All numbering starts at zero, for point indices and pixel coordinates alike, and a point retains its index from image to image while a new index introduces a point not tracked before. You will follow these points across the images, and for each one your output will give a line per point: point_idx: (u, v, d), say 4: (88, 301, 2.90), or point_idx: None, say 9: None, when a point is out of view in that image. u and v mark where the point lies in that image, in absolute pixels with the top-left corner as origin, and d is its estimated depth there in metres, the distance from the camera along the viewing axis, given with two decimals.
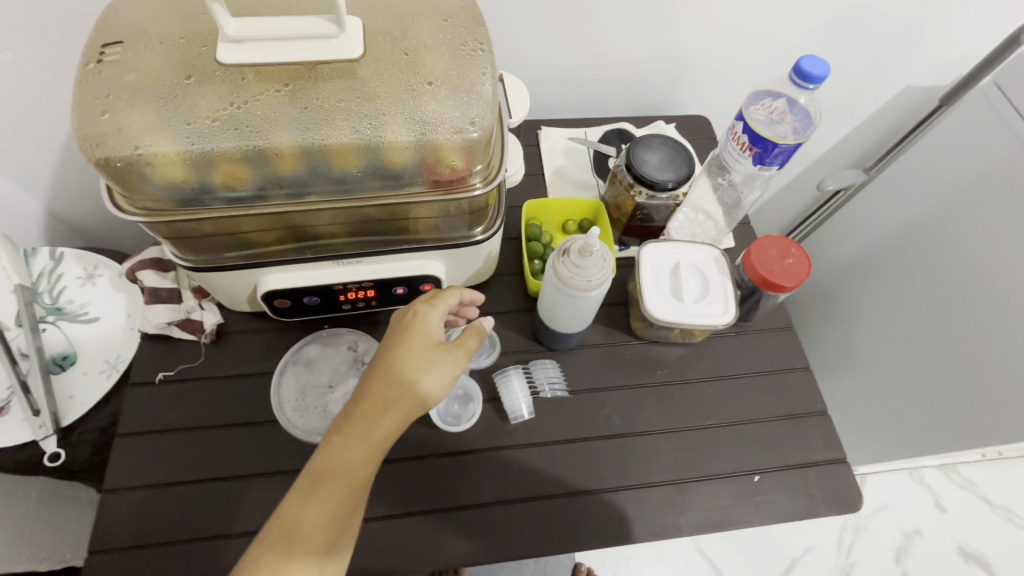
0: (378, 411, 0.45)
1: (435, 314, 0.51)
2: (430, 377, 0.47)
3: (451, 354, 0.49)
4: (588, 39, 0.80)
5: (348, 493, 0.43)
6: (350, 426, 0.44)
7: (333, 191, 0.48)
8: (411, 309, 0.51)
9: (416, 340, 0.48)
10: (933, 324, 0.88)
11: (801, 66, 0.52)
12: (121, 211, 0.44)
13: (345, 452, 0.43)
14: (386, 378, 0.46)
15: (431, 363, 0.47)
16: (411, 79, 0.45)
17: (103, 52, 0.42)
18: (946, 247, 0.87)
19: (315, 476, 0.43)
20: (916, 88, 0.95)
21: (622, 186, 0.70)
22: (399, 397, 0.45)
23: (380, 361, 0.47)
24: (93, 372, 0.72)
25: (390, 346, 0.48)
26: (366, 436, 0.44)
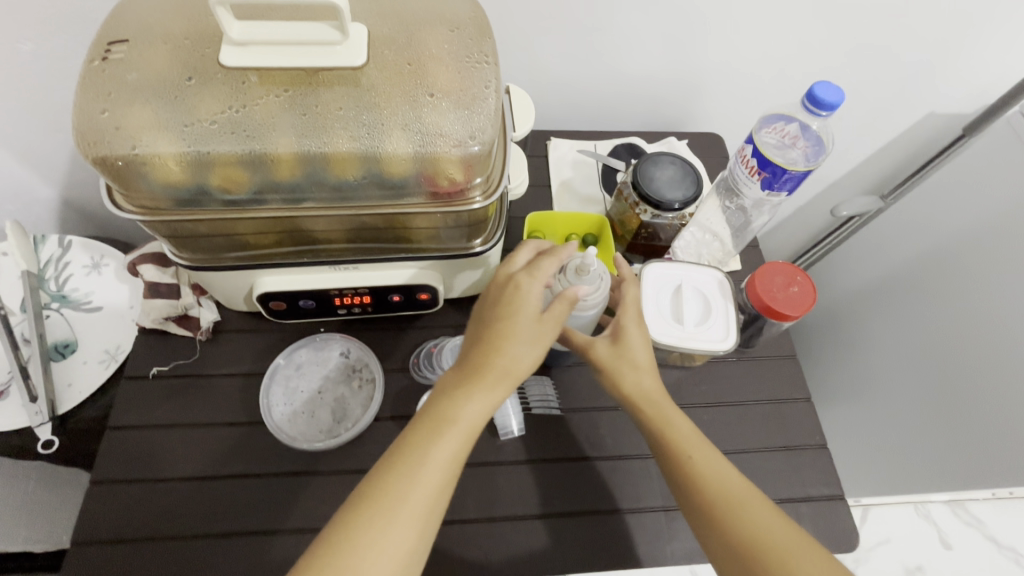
0: (495, 373, 0.46)
1: (537, 285, 0.50)
2: (535, 346, 0.48)
3: (553, 325, 0.49)
4: (603, 52, 0.80)
5: (461, 445, 0.44)
6: (468, 386, 0.46)
7: (332, 198, 0.48)
8: (513, 279, 0.51)
9: (524, 309, 0.48)
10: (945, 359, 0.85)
11: (814, 91, 0.50)
12: (118, 208, 0.45)
13: (462, 407, 0.45)
14: (498, 343, 0.47)
15: (539, 335, 0.48)
16: (413, 89, 0.44)
17: (108, 50, 0.42)
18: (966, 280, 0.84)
19: (433, 425, 0.44)
20: (939, 113, 0.92)
21: (627, 203, 0.69)
22: (510, 362, 0.47)
23: (491, 328, 0.48)
24: (93, 361, 0.72)
25: (498, 314, 0.49)
26: (482, 393, 0.46)
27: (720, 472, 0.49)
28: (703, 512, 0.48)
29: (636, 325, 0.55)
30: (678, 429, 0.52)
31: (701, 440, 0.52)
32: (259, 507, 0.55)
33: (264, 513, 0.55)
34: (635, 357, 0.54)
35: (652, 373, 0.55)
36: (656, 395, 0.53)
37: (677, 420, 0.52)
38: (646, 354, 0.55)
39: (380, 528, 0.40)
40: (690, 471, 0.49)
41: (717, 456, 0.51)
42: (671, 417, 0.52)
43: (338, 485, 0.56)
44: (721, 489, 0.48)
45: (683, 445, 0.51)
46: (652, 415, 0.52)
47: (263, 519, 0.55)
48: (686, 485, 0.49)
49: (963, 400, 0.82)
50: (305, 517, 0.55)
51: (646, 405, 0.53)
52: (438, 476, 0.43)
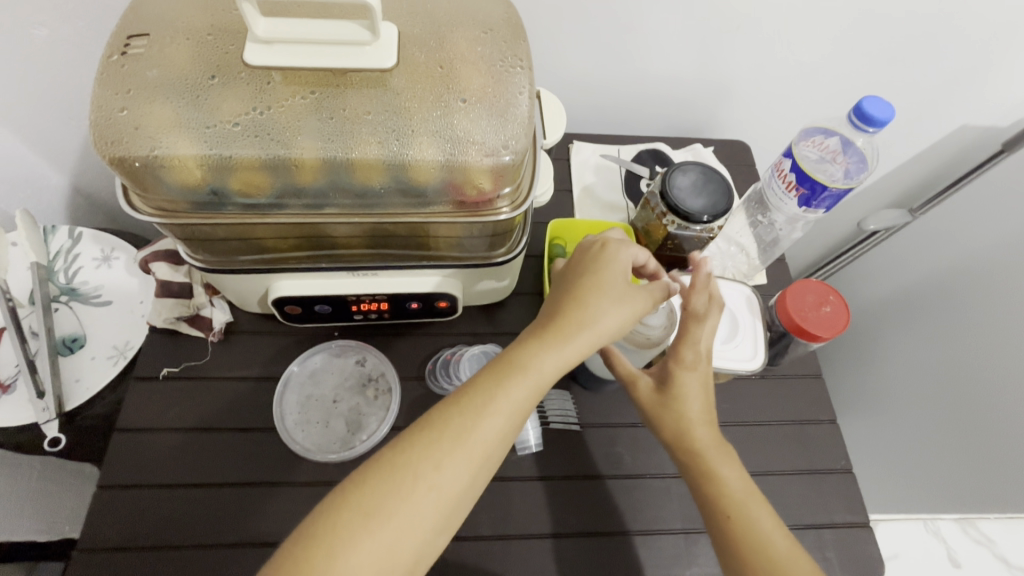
0: (576, 326, 0.45)
1: (629, 253, 0.50)
2: (623, 310, 0.46)
3: (642, 293, 0.48)
4: (630, 53, 0.77)
5: (530, 396, 0.43)
6: (547, 336, 0.44)
7: (355, 205, 0.46)
8: (601, 243, 0.50)
9: (613, 271, 0.48)
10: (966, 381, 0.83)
11: (862, 106, 0.48)
12: (134, 210, 0.43)
13: (539, 355, 0.43)
14: (583, 298, 0.46)
15: (626, 297, 0.47)
16: (444, 94, 0.42)
17: (127, 44, 0.41)
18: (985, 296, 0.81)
19: (504, 369, 0.43)
20: (972, 126, 0.90)
21: (654, 214, 0.67)
22: (592, 319, 0.45)
23: (576, 284, 0.47)
24: (101, 357, 0.71)
25: (584, 273, 0.48)
26: (558, 348, 0.44)
27: (770, 535, 0.47)
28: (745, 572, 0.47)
29: (690, 375, 0.52)
30: (729, 486, 0.49)
31: (754, 497, 0.49)
32: (269, 517, 0.54)
33: (273, 524, 0.53)
34: (688, 406, 0.52)
35: (708, 424, 0.52)
36: (711, 447, 0.51)
37: (730, 475, 0.50)
38: (700, 404, 0.52)
39: (436, 460, 0.39)
40: (736, 532, 0.48)
41: (770, 517, 0.49)
42: (721, 470, 0.50)
43: None
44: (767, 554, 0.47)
45: (732, 503, 0.49)
46: (698, 466, 0.50)
47: (273, 529, 0.53)
48: (731, 545, 0.48)
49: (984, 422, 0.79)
50: None
51: (693, 452, 0.51)
52: (501, 423, 0.41)
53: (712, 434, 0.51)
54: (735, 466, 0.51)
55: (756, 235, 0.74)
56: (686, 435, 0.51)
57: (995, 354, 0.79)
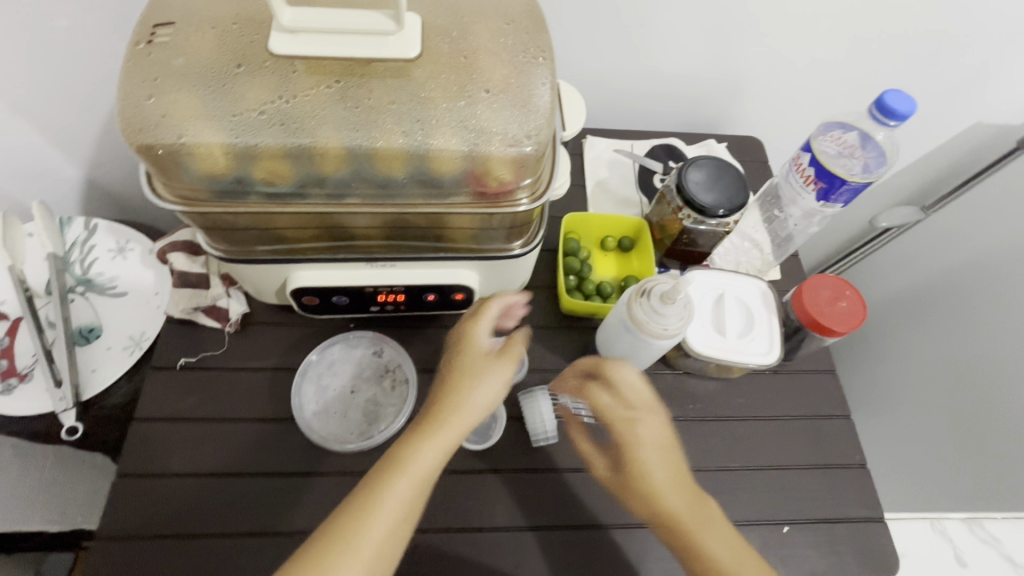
0: (449, 412, 0.51)
1: (483, 328, 0.57)
2: (489, 382, 0.53)
3: (501, 362, 0.54)
4: (644, 49, 0.77)
5: (416, 488, 0.46)
6: (423, 428, 0.50)
7: (375, 195, 0.46)
8: (460, 333, 0.57)
9: (469, 353, 0.55)
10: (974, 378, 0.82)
11: (884, 101, 0.48)
12: (157, 197, 0.43)
13: (422, 444, 0.48)
14: (453, 383, 0.52)
15: (488, 373, 0.53)
16: (466, 84, 0.42)
17: (154, 33, 0.41)
18: (995, 293, 0.81)
19: (388, 468, 0.47)
20: (986, 124, 0.89)
21: (669, 208, 0.67)
22: (462, 403, 0.51)
23: (450, 376, 0.54)
24: (117, 347, 0.71)
25: (451, 368, 0.55)
26: (435, 437, 0.49)
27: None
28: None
29: (654, 455, 0.54)
30: (715, 552, 0.49)
31: (742, 558, 0.49)
32: (285, 507, 0.54)
33: (291, 514, 0.54)
34: (655, 489, 0.52)
35: (681, 495, 0.52)
36: (691, 517, 0.51)
37: (715, 540, 0.50)
38: (666, 483, 0.52)
39: (331, 564, 0.42)
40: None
41: (759, 573, 0.49)
42: (710, 537, 0.50)
43: None
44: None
45: (718, 569, 0.49)
46: (687, 540, 0.50)
47: (290, 519, 0.54)
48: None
49: (989, 419, 0.79)
50: None
51: (676, 531, 0.50)
52: (389, 513, 0.44)
53: (692, 505, 0.52)
54: (721, 530, 0.51)
55: (770, 231, 0.74)
56: (669, 516, 0.51)
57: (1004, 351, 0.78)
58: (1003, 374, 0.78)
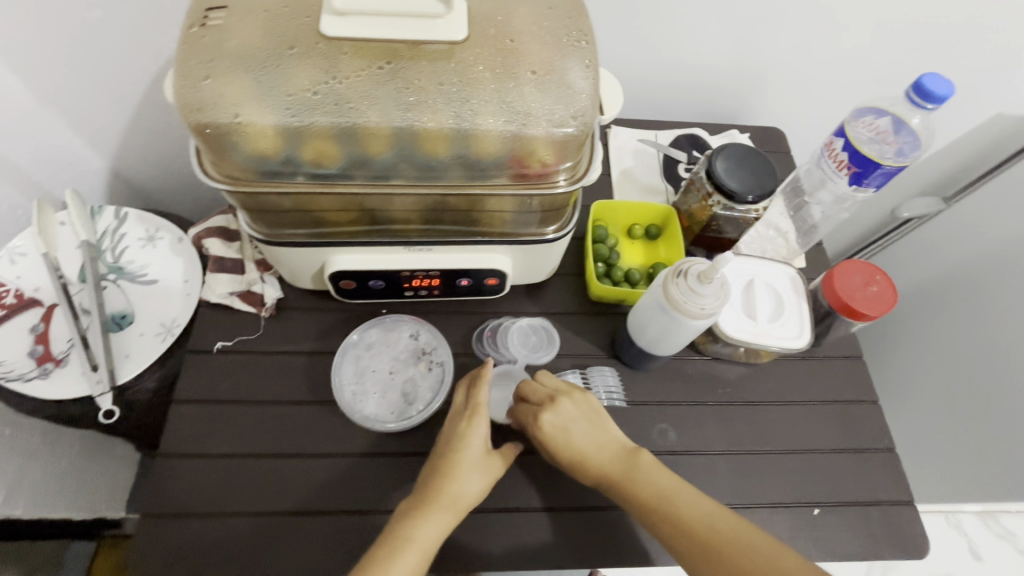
0: (450, 501, 0.48)
1: (486, 426, 0.53)
2: (483, 477, 0.51)
3: (498, 460, 0.53)
4: (669, 40, 0.78)
5: (416, 567, 0.45)
6: (423, 506, 0.48)
7: (418, 176, 0.47)
8: (460, 419, 0.53)
9: (473, 444, 0.51)
10: (992, 366, 0.83)
11: (922, 84, 0.48)
12: (208, 177, 0.44)
13: (420, 526, 0.47)
14: (453, 473, 0.50)
15: (486, 468, 0.51)
16: (512, 66, 0.43)
17: (207, 16, 0.42)
18: (1014, 283, 0.81)
19: (391, 543, 0.46)
20: (1006, 115, 0.90)
21: (699, 195, 0.67)
22: (457, 496, 0.49)
23: (447, 459, 0.51)
24: (149, 333, 0.72)
25: (447, 452, 0.51)
26: (438, 515, 0.48)
27: (700, 511, 0.48)
28: (695, 554, 0.46)
29: (574, 436, 0.52)
30: (650, 487, 0.49)
31: (675, 488, 0.49)
32: (323, 487, 0.55)
33: (330, 494, 0.54)
34: (579, 457, 0.52)
35: (603, 448, 0.52)
36: (618, 464, 0.51)
37: (652, 476, 0.50)
38: (589, 446, 0.52)
39: None
40: (670, 525, 0.47)
41: (695, 495, 0.49)
42: (642, 477, 0.50)
43: (405, 469, 0.56)
44: (710, 536, 0.46)
45: (654, 504, 0.49)
46: (618, 486, 0.50)
47: (328, 499, 0.54)
48: (670, 538, 0.47)
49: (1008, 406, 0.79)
50: (373, 500, 0.55)
51: (611, 481, 0.51)
52: None
53: (618, 456, 0.52)
54: (655, 466, 0.51)
55: (795, 220, 0.73)
56: (600, 472, 0.51)
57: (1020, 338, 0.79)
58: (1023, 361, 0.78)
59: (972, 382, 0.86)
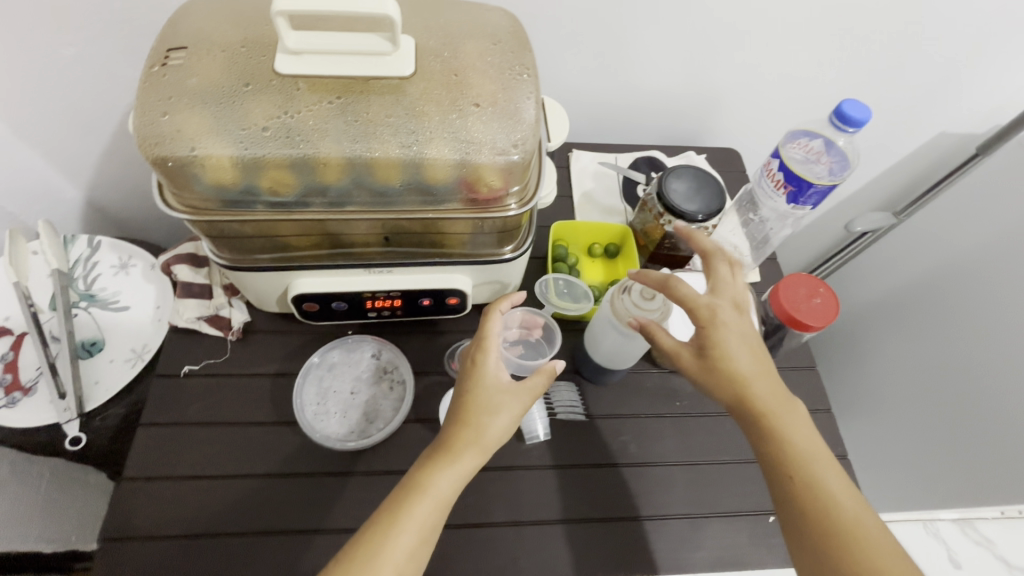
0: (465, 445, 0.48)
1: (497, 361, 0.52)
2: (500, 418, 0.50)
3: (521, 396, 0.51)
4: (624, 68, 0.82)
5: (433, 516, 0.46)
6: (438, 454, 0.48)
7: (373, 202, 0.49)
8: (471, 358, 0.53)
9: (485, 383, 0.51)
10: (938, 372, 0.86)
11: (841, 109, 0.53)
12: (168, 207, 0.46)
13: (435, 476, 0.47)
14: (465, 419, 0.49)
15: (503, 406, 0.50)
16: (458, 99, 0.46)
17: (167, 56, 0.44)
18: (968, 296, 0.83)
19: (406, 495, 0.46)
20: (950, 133, 0.95)
21: (651, 214, 0.71)
22: (475, 440, 0.49)
23: (461, 402, 0.50)
24: (119, 360, 0.73)
25: (462, 393, 0.51)
26: (452, 464, 0.47)
27: (834, 490, 0.45)
28: (814, 531, 0.45)
29: (727, 332, 0.49)
30: (797, 446, 0.47)
31: (818, 456, 0.47)
32: (288, 508, 0.55)
33: (290, 514, 0.55)
34: (741, 376, 0.48)
35: (763, 376, 0.49)
36: (772, 403, 0.48)
37: (797, 433, 0.48)
38: (752, 369, 0.49)
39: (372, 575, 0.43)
40: (805, 492, 0.46)
41: (836, 474, 0.46)
42: (791, 430, 0.48)
43: (368, 486, 0.57)
44: (837, 521, 0.44)
45: (797, 463, 0.46)
46: (766, 424, 0.48)
47: (291, 518, 0.55)
48: (797, 502, 0.46)
49: (964, 411, 0.81)
50: (336, 518, 0.55)
51: (757, 417, 0.48)
52: (409, 538, 0.44)
53: (775, 395, 0.49)
54: (801, 425, 0.48)
55: (748, 234, 0.76)
56: (747, 394, 0.48)
57: (962, 347, 0.83)
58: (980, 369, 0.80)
59: (929, 387, 0.87)
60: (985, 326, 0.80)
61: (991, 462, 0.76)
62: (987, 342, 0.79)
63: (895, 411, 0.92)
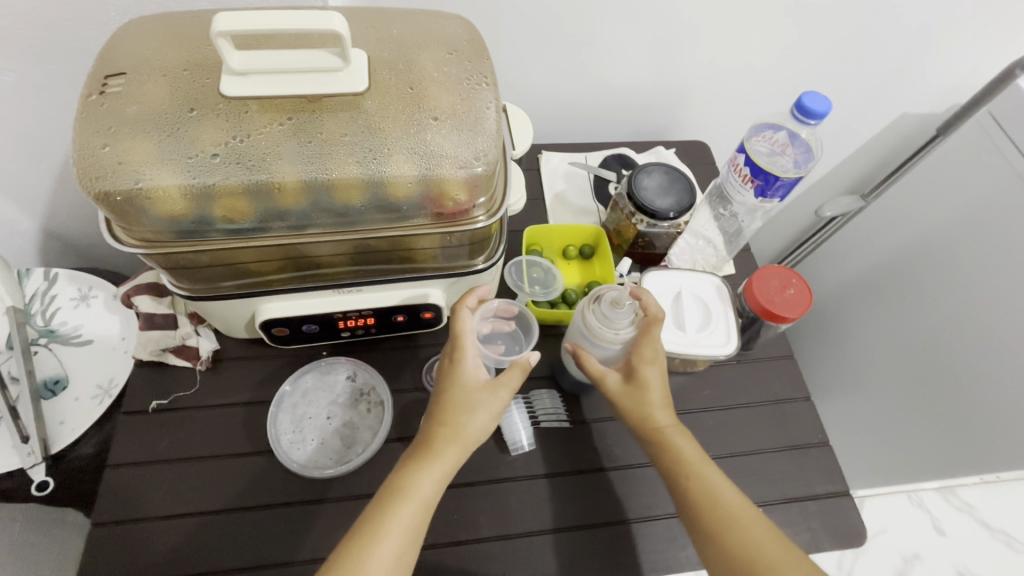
0: (445, 444, 0.48)
1: (474, 356, 0.52)
2: (480, 415, 0.49)
3: (499, 391, 0.51)
4: (589, 66, 0.81)
5: (418, 518, 0.45)
6: (419, 454, 0.48)
7: (336, 224, 0.47)
8: (448, 356, 0.52)
9: (463, 380, 0.50)
10: (909, 348, 0.87)
11: (802, 102, 0.54)
12: (118, 243, 0.44)
13: (417, 476, 0.46)
14: (445, 418, 0.49)
15: (482, 402, 0.50)
16: (416, 113, 0.45)
17: (105, 83, 0.42)
18: (935, 272, 0.85)
19: (389, 499, 0.45)
20: (912, 114, 0.96)
21: (623, 214, 0.70)
22: (457, 437, 0.48)
23: (440, 402, 0.50)
24: (85, 397, 0.70)
25: (441, 393, 0.50)
26: (433, 463, 0.47)
27: (718, 488, 0.49)
28: (702, 522, 0.48)
29: (652, 368, 0.54)
30: (685, 454, 0.51)
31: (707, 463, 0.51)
32: (269, 541, 0.54)
33: (272, 547, 0.53)
34: (647, 407, 0.53)
35: (667, 405, 0.54)
36: (670, 424, 0.53)
37: (686, 444, 0.52)
38: (659, 399, 0.54)
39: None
40: (694, 491, 0.49)
41: (720, 475, 0.51)
42: (682, 445, 0.52)
43: (350, 512, 0.55)
44: (722, 511, 0.48)
45: (687, 466, 0.50)
46: (659, 439, 0.52)
47: (273, 552, 0.53)
48: (684, 498, 0.50)
49: (933, 387, 0.83)
50: (320, 548, 0.54)
51: (657, 433, 0.52)
52: (395, 540, 0.43)
53: (672, 418, 0.53)
54: (688, 436, 0.53)
55: (720, 228, 0.77)
56: (650, 418, 0.53)
57: (927, 325, 0.85)
58: (955, 343, 0.80)
59: (904, 364, 0.88)
60: (947, 302, 0.82)
61: (963, 436, 0.78)
62: (957, 316, 0.80)
63: (873, 389, 0.93)
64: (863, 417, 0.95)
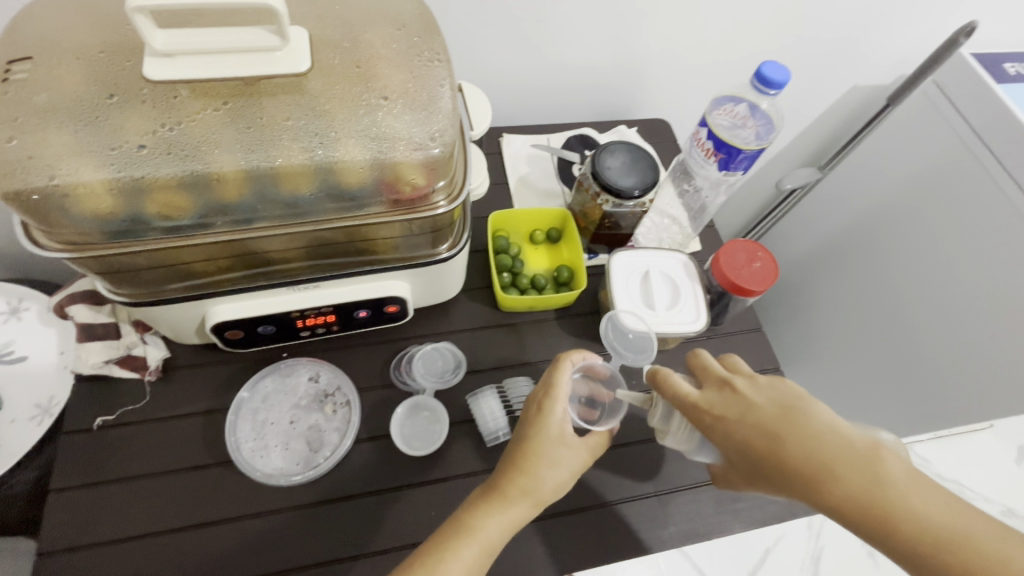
0: (519, 494, 0.46)
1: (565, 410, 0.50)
2: (558, 470, 0.48)
3: (579, 448, 0.50)
4: (546, 46, 0.79)
5: (476, 561, 0.43)
6: (490, 498, 0.46)
7: (285, 216, 0.44)
8: (536, 402, 0.51)
9: (549, 433, 0.48)
10: (870, 313, 0.90)
11: (762, 72, 0.54)
12: (38, 247, 0.40)
13: (482, 519, 0.45)
14: (523, 466, 0.47)
15: (564, 457, 0.49)
16: (364, 93, 0.42)
17: (8, 69, 0.38)
18: (891, 238, 0.87)
19: (450, 536, 0.44)
20: (862, 87, 0.99)
21: (588, 195, 0.69)
22: (533, 488, 0.47)
23: (520, 450, 0.48)
24: (22, 418, 0.64)
25: (521, 442, 0.49)
26: (503, 510, 0.46)
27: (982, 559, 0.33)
28: None
29: (728, 418, 0.43)
30: (918, 520, 0.35)
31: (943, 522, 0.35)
32: (235, 556, 0.51)
33: (239, 561, 0.50)
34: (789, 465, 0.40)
35: (826, 446, 0.39)
36: (852, 480, 0.37)
37: (901, 497, 0.36)
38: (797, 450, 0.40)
39: None
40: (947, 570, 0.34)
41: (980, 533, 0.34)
42: (895, 503, 0.36)
43: (321, 518, 0.53)
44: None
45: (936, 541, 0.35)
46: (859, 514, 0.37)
47: (240, 566, 0.50)
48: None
49: (896, 350, 0.86)
50: (292, 557, 0.51)
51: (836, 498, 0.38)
52: None
53: (849, 464, 0.38)
54: (899, 477, 0.37)
55: (685, 205, 0.78)
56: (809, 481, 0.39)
57: (885, 290, 0.87)
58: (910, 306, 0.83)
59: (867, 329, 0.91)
60: (902, 266, 0.85)
61: (928, 394, 0.81)
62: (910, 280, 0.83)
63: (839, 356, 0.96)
64: (833, 383, 0.98)
